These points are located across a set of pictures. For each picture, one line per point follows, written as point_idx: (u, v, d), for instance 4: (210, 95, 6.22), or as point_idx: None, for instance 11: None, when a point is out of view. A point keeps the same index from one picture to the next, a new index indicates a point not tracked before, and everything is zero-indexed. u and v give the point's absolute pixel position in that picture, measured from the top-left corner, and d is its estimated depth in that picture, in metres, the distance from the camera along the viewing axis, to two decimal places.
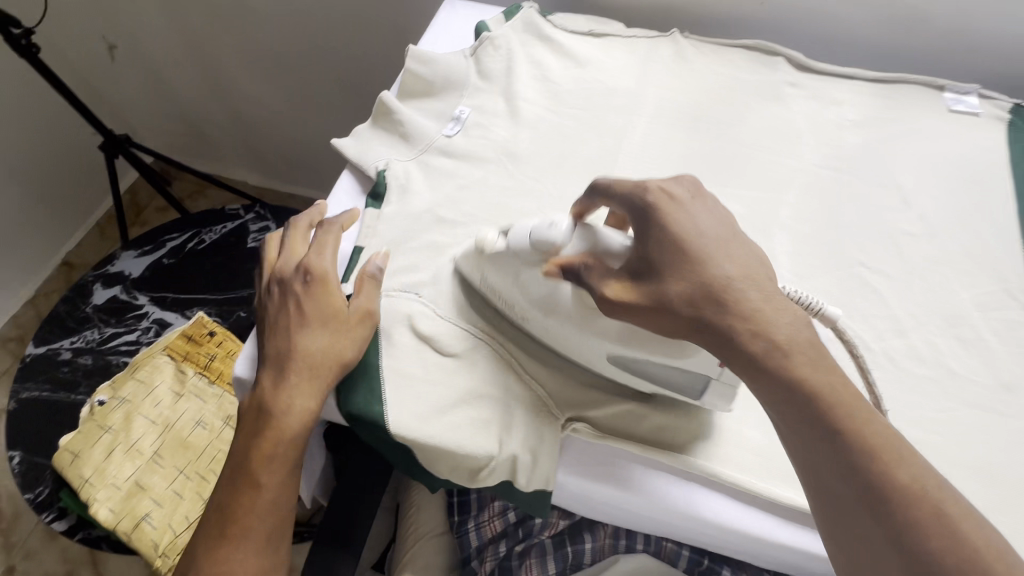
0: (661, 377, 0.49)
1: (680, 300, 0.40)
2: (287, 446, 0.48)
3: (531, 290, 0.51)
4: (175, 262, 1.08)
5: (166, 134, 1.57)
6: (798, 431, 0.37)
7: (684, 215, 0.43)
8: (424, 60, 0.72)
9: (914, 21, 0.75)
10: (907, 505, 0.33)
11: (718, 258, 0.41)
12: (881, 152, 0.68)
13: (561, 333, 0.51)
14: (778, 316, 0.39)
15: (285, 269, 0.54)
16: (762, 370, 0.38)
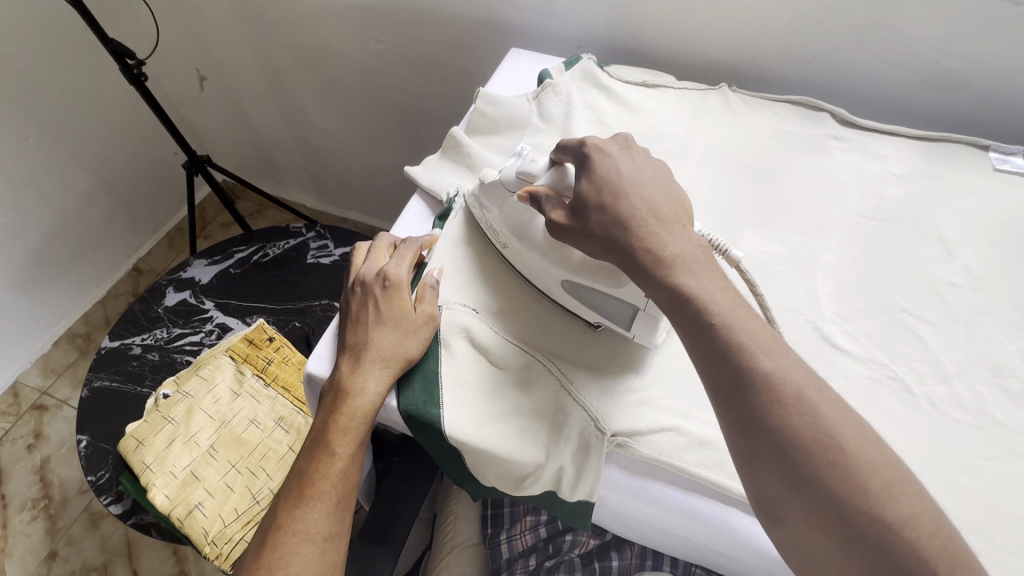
0: (601, 305, 0.56)
1: (598, 225, 0.50)
2: (358, 424, 0.54)
3: (506, 220, 0.60)
4: (241, 272, 1.16)
5: (239, 157, 1.71)
6: (683, 332, 0.45)
7: (612, 163, 0.52)
8: (492, 102, 0.79)
9: (957, 85, 0.79)
10: (771, 386, 0.40)
11: (626, 189, 0.50)
12: (925, 206, 0.70)
13: (527, 259, 0.59)
14: (669, 238, 0.47)
15: (365, 274, 0.61)
16: (656, 279, 0.46)
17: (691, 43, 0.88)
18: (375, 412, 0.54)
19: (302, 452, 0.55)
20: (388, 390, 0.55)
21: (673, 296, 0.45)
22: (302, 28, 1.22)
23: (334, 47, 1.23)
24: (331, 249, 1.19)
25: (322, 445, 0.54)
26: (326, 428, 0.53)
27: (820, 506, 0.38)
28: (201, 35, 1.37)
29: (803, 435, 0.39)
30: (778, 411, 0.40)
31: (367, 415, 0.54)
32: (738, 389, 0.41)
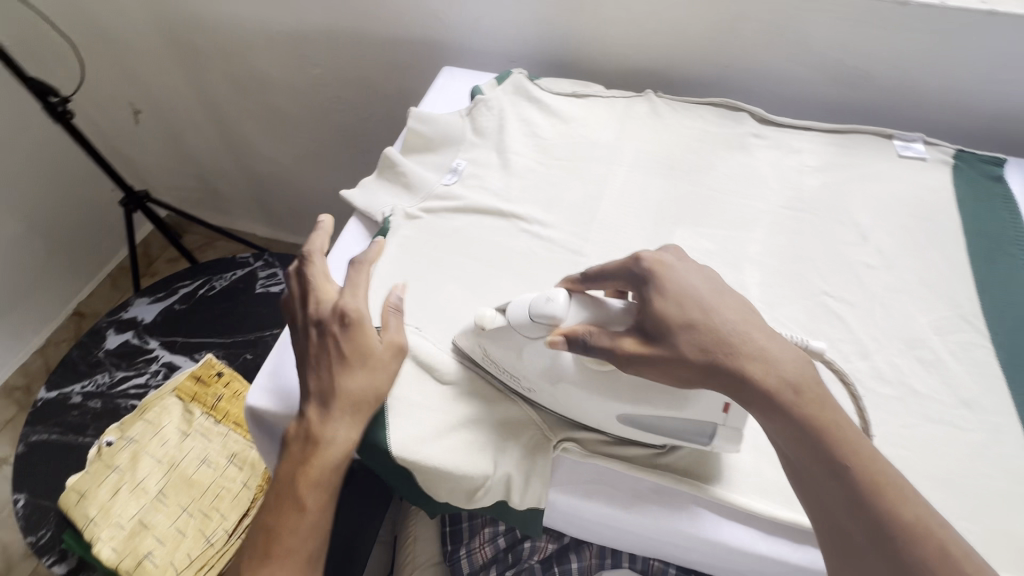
0: (669, 429, 0.52)
1: (692, 350, 0.44)
2: (329, 473, 0.51)
3: (532, 363, 0.53)
4: (186, 307, 1.13)
5: (182, 191, 1.66)
6: (808, 466, 0.42)
7: (679, 278, 0.48)
8: (425, 120, 0.80)
9: (859, 80, 0.84)
10: (915, 537, 0.38)
11: (713, 305, 0.46)
12: (840, 194, 0.74)
13: (570, 397, 0.53)
14: (782, 354, 0.44)
15: (321, 308, 0.57)
16: (781, 409, 0.42)
17: (615, 53, 0.91)
18: (350, 455, 0.53)
19: (267, 504, 0.52)
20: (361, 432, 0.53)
21: (792, 424, 0.42)
22: (237, 56, 1.21)
23: (270, 73, 1.22)
24: (280, 277, 1.17)
25: (294, 497, 0.51)
26: (294, 482, 0.51)
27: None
28: (132, 69, 1.33)
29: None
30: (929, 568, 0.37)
31: (342, 460, 0.52)
32: (874, 532, 0.39)
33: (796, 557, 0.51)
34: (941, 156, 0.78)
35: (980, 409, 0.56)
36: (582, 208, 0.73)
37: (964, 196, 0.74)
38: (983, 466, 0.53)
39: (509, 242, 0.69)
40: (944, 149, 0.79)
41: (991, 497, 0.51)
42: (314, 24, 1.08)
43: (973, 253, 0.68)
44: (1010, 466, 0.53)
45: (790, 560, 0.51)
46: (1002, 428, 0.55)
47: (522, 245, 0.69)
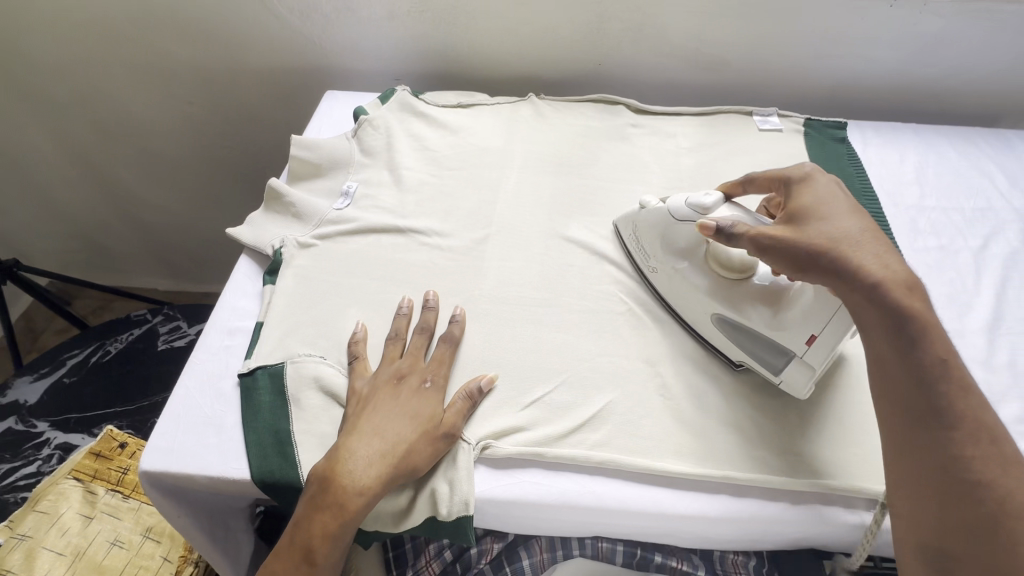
0: (754, 344, 0.57)
1: (817, 236, 0.48)
2: (346, 525, 0.48)
3: (672, 245, 0.62)
4: (77, 379, 1.03)
5: (60, 254, 1.49)
6: (894, 360, 0.45)
7: (826, 189, 0.53)
8: (308, 147, 0.78)
9: (716, 65, 0.92)
10: (983, 439, 0.41)
11: (849, 217, 0.50)
12: (714, 170, 0.81)
13: (680, 285, 0.61)
14: (892, 263, 0.46)
15: (399, 366, 0.57)
16: (886, 303, 0.44)
17: (495, 63, 0.94)
18: (363, 515, 0.49)
19: (278, 549, 0.49)
20: (384, 493, 0.50)
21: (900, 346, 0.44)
22: (104, 100, 1.13)
23: (145, 115, 1.15)
24: (184, 330, 1.13)
25: (304, 547, 0.48)
26: (309, 521, 0.48)
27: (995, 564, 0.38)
28: None
29: (1006, 497, 0.39)
30: (991, 465, 0.41)
31: (355, 518, 0.48)
32: (947, 424, 0.42)
33: (713, 507, 0.53)
34: (793, 126, 0.87)
35: (849, 344, 0.62)
36: (479, 214, 0.74)
37: (817, 158, 0.82)
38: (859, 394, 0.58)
39: (410, 257, 0.69)
40: (795, 119, 0.88)
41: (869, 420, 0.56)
42: (186, 59, 1.03)
43: None
44: None
45: (708, 512, 0.53)
46: None
47: (424, 258, 0.69)
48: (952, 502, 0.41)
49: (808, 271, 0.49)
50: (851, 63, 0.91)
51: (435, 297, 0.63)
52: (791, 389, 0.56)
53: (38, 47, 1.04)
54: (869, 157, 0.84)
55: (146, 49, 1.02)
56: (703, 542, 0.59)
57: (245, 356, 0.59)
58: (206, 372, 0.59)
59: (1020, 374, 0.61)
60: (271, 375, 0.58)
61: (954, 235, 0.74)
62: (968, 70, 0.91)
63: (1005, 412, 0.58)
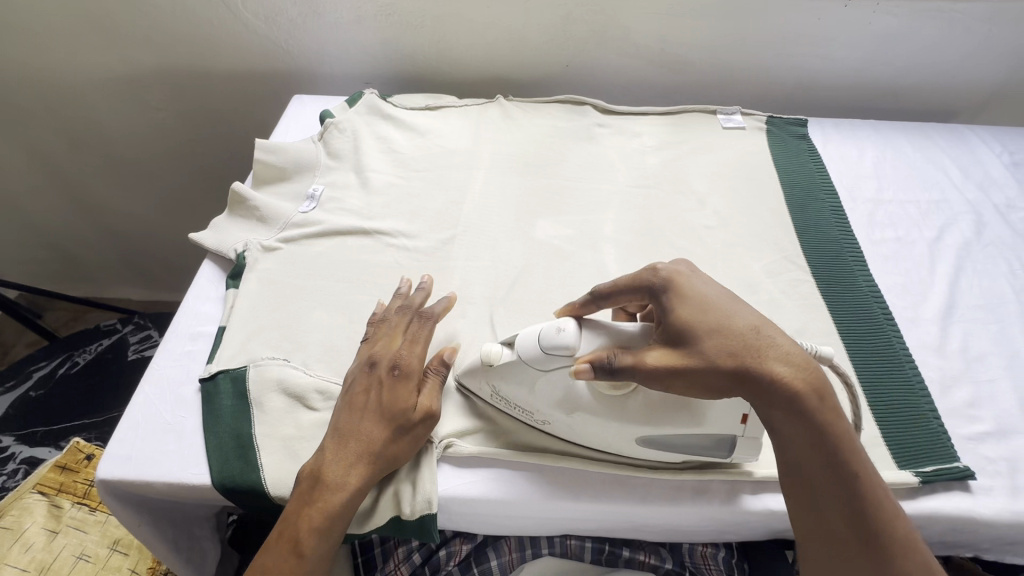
0: (686, 445, 0.52)
1: (719, 352, 0.43)
2: (334, 522, 0.48)
3: (545, 394, 0.52)
4: (44, 392, 1.01)
5: (29, 268, 1.46)
6: (819, 476, 0.41)
7: (698, 287, 0.47)
8: (273, 151, 0.78)
9: (680, 66, 0.94)
10: (904, 548, 0.40)
11: (735, 315, 0.44)
12: (678, 168, 0.82)
13: (582, 425, 0.52)
14: (801, 369, 0.42)
15: (374, 352, 0.55)
16: (808, 419, 0.41)
17: (464, 66, 0.95)
18: (352, 507, 0.49)
19: (267, 542, 0.48)
20: (369, 485, 0.50)
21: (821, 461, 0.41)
22: (68, 108, 1.11)
23: (112, 122, 1.13)
24: (156, 338, 1.12)
25: (292, 540, 0.47)
26: (297, 517, 0.48)
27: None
28: None
29: None
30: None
31: (346, 510, 0.48)
32: (875, 541, 0.40)
33: (675, 499, 0.53)
34: (756, 123, 0.89)
35: (809, 334, 0.63)
36: (445, 215, 0.74)
37: (778, 154, 0.84)
38: None
39: (375, 259, 0.69)
40: (758, 117, 0.90)
41: None
42: (151, 66, 1.02)
43: (790, 203, 0.77)
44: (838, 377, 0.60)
45: (671, 503, 0.53)
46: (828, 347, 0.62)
47: (389, 260, 0.69)
48: None
49: (721, 391, 0.43)
50: (811, 61, 0.93)
51: (430, 282, 0.61)
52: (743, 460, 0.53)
53: None
54: (829, 153, 0.86)
55: (110, 57, 1.01)
56: (670, 534, 0.60)
57: (206, 361, 0.59)
58: (167, 378, 0.58)
59: (972, 359, 0.62)
60: (233, 378, 0.57)
61: (910, 227, 0.76)
62: (923, 67, 0.94)
63: (957, 396, 0.60)
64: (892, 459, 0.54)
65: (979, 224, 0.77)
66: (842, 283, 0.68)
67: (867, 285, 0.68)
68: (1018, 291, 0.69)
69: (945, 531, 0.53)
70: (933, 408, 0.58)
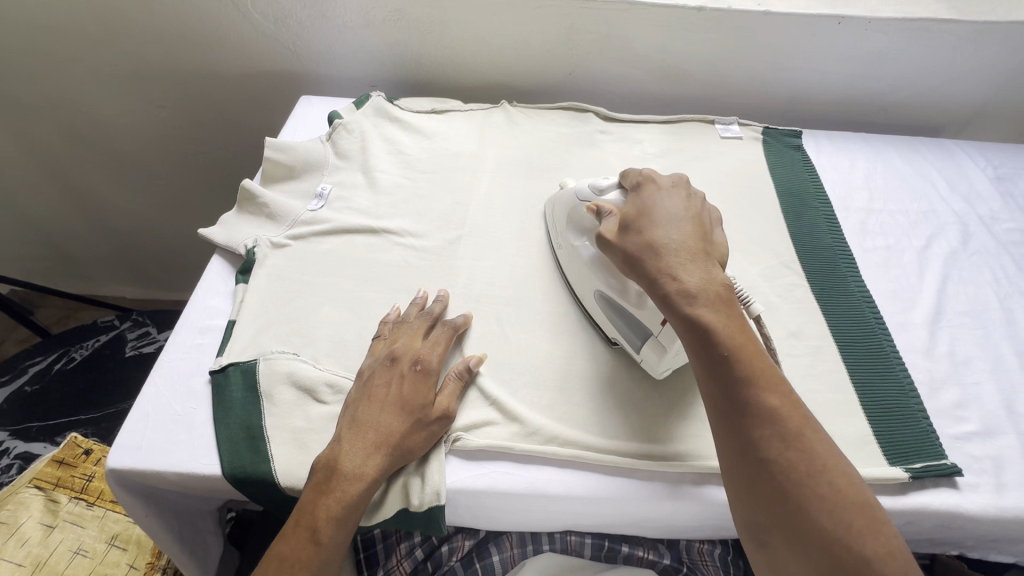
0: (626, 323, 0.60)
1: (632, 247, 0.53)
2: (350, 511, 0.49)
3: (576, 224, 0.65)
4: (40, 387, 1.01)
5: (21, 263, 1.44)
6: (696, 361, 0.48)
7: (657, 196, 0.57)
8: (283, 149, 0.79)
9: (680, 76, 0.97)
10: (773, 419, 0.44)
11: (664, 224, 0.53)
12: (678, 174, 0.84)
13: (574, 262, 0.65)
14: (687, 266, 0.50)
15: (395, 348, 0.58)
16: (675, 308, 0.49)
17: (469, 71, 0.97)
18: (367, 499, 0.50)
19: (283, 532, 0.49)
20: (383, 478, 0.51)
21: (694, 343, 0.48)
22: (72, 103, 1.11)
23: (115, 119, 1.13)
24: (154, 335, 1.12)
25: (309, 529, 0.48)
26: (314, 506, 0.48)
27: (795, 532, 0.42)
28: None
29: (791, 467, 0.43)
30: (777, 442, 0.44)
31: (362, 502, 0.50)
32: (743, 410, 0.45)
33: (676, 495, 0.55)
34: (752, 134, 0.92)
35: (804, 336, 0.66)
36: (452, 215, 0.76)
37: (774, 163, 0.87)
38: (811, 382, 0.62)
39: (383, 257, 0.70)
40: (755, 127, 0.92)
41: (822, 407, 0.60)
42: (158, 64, 1.03)
43: (786, 210, 0.80)
44: (831, 379, 0.62)
45: (671, 499, 0.55)
46: (822, 349, 0.65)
47: (397, 258, 0.70)
48: (758, 479, 0.44)
49: (632, 277, 0.53)
50: (805, 75, 0.96)
51: (446, 296, 0.64)
52: (650, 367, 0.59)
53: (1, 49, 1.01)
54: (822, 163, 0.89)
55: (117, 54, 1.02)
56: (668, 530, 0.61)
57: (216, 354, 0.59)
58: (177, 370, 0.59)
59: (958, 362, 0.65)
60: (243, 371, 0.58)
61: (899, 235, 0.79)
62: (913, 84, 0.97)
63: (945, 398, 0.62)
64: (883, 456, 0.56)
65: (965, 234, 0.80)
66: (836, 289, 0.71)
67: (859, 290, 0.71)
68: (1002, 299, 0.72)
69: (934, 526, 0.56)
70: (922, 408, 0.60)
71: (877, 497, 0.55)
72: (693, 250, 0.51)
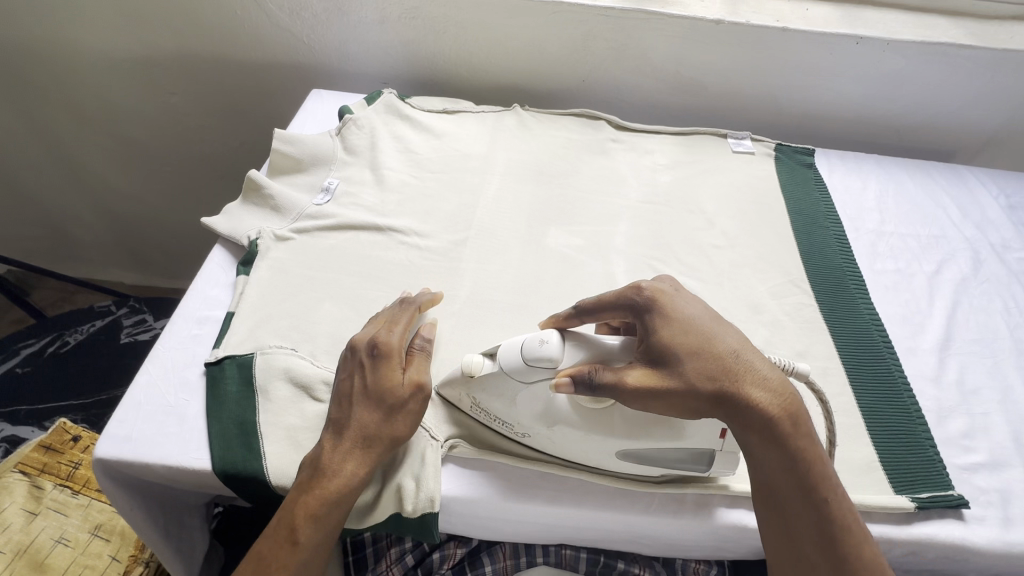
0: (665, 458, 0.52)
1: (699, 375, 0.44)
2: (331, 507, 0.47)
3: (527, 408, 0.51)
4: (31, 369, 0.99)
5: (21, 244, 1.43)
6: (788, 493, 0.45)
7: (681, 304, 0.48)
8: (291, 141, 0.78)
9: (694, 89, 0.96)
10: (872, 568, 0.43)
11: (719, 336, 0.46)
12: (688, 187, 0.83)
13: (565, 438, 0.52)
14: (772, 387, 0.45)
15: (354, 344, 0.55)
16: (767, 436, 0.44)
17: (482, 74, 0.97)
18: (350, 494, 0.48)
19: (266, 531, 0.48)
20: (365, 471, 0.49)
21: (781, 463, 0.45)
22: (81, 86, 1.10)
23: (124, 103, 1.13)
24: (150, 323, 1.10)
25: (289, 527, 0.47)
26: (295, 506, 0.47)
27: None
28: None
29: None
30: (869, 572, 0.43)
31: (343, 498, 0.48)
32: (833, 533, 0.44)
33: (675, 512, 0.53)
34: (765, 150, 0.91)
35: (811, 357, 0.65)
36: (458, 217, 0.75)
37: (786, 181, 0.86)
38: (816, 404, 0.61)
39: (388, 255, 0.69)
40: (767, 144, 0.92)
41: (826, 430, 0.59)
42: (170, 51, 1.03)
43: (796, 229, 0.79)
44: (838, 402, 0.61)
45: (669, 516, 0.53)
46: (829, 371, 0.64)
47: (402, 258, 0.69)
48: None
49: (702, 411, 0.45)
50: (819, 94, 0.96)
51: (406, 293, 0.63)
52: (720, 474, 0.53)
53: (14, 27, 1.01)
54: (834, 183, 0.88)
55: (130, 39, 1.01)
56: (666, 549, 0.60)
57: (213, 346, 0.58)
58: (171, 361, 0.58)
59: (967, 392, 0.64)
60: (239, 364, 0.57)
61: (910, 259, 0.78)
62: (927, 108, 0.97)
63: (952, 427, 0.61)
64: (889, 484, 0.55)
65: (977, 261, 0.79)
66: (845, 311, 0.70)
67: (869, 313, 0.70)
68: (1013, 328, 0.71)
69: (937, 558, 0.54)
70: (929, 436, 0.59)
71: (882, 524, 0.53)
72: (765, 363, 0.46)
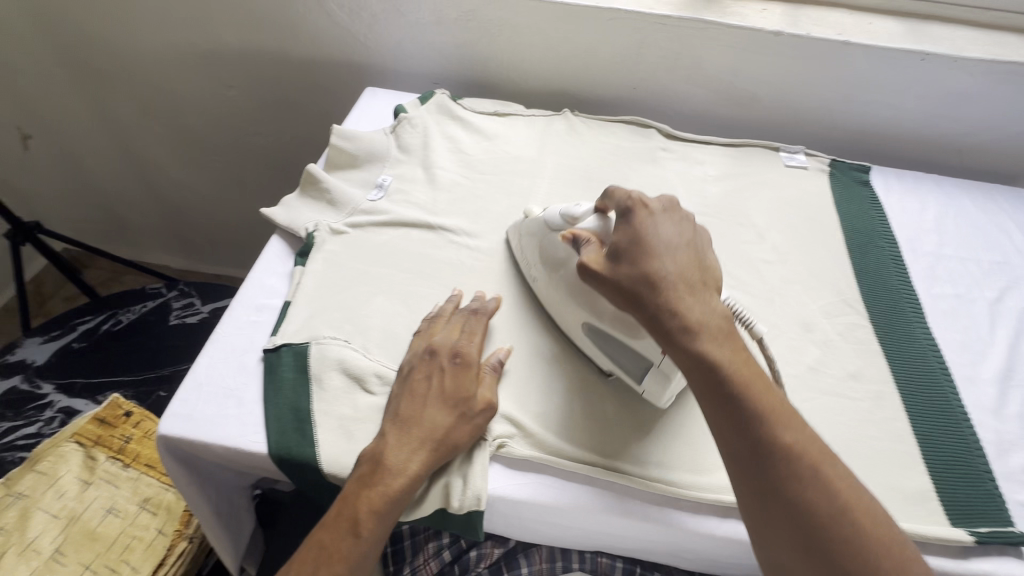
0: (619, 356, 0.57)
1: (624, 273, 0.50)
2: (391, 505, 0.48)
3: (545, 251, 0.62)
4: (86, 345, 1.04)
5: (79, 224, 1.51)
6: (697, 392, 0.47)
7: (651, 222, 0.53)
8: (348, 138, 0.80)
9: (748, 100, 0.95)
10: (790, 458, 0.43)
11: (662, 252, 0.51)
12: (739, 200, 0.82)
13: (552, 291, 0.61)
14: (687, 297, 0.49)
15: (433, 343, 0.57)
16: (665, 330, 0.48)
17: (534, 78, 0.97)
18: (408, 494, 0.50)
19: (324, 520, 0.49)
20: (425, 474, 0.51)
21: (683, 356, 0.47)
22: (147, 77, 1.15)
23: (185, 95, 1.17)
24: (197, 307, 1.13)
25: (350, 520, 0.48)
26: (357, 499, 0.48)
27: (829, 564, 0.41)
28: (24, 94, 1.23)
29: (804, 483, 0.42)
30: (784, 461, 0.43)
31: (403, 497, 0.49)
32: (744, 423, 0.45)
33: (720, 528, 0.53)
34: (819, 165, 0.89)
35: (865, 379, 0.63)
36: (507, 218, 0.75)
37: (840, 197, 0.84)
38: (869, 428, 0.59)
39: (438, 253, 0.70)
40: (821, 159, 0.90)
41: (880, 456, 0.57)
42: (233, 47, 1.06)
43: (851, 247, 0.77)
44: (892, 428, 0.59)
45: (714, 532, 0.53)
46: (883, 395, 0.62)
47: (452, 256, 0.70)
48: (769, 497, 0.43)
49: (623, 306, 0.50)
50: (877, 110, 0.93)
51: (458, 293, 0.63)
52: (652, 398, 0.57)
53: (91, 19, 1.06)
54: (891, 202, 0.85)
55: (197, 34, 1.05)
56: (705, 564, 0.59)
57: (270, 334, 0.60)
58: (231, 346, 0.60)
59: None
60: (295, 353, 0.58)
61: (970, 285, 0.75)
62: (994, 128, 0.93)
63: (1014, 461, 0.59)
64: (945, 515, 0.53)
65: None
66: (900, 334, 0.68)
67: (926, 338, 0.68)
68: None
69: None
70: (988, 470, 0.57)
71: (936, 557, 0.52)
72: (691, 277, 0.50)
